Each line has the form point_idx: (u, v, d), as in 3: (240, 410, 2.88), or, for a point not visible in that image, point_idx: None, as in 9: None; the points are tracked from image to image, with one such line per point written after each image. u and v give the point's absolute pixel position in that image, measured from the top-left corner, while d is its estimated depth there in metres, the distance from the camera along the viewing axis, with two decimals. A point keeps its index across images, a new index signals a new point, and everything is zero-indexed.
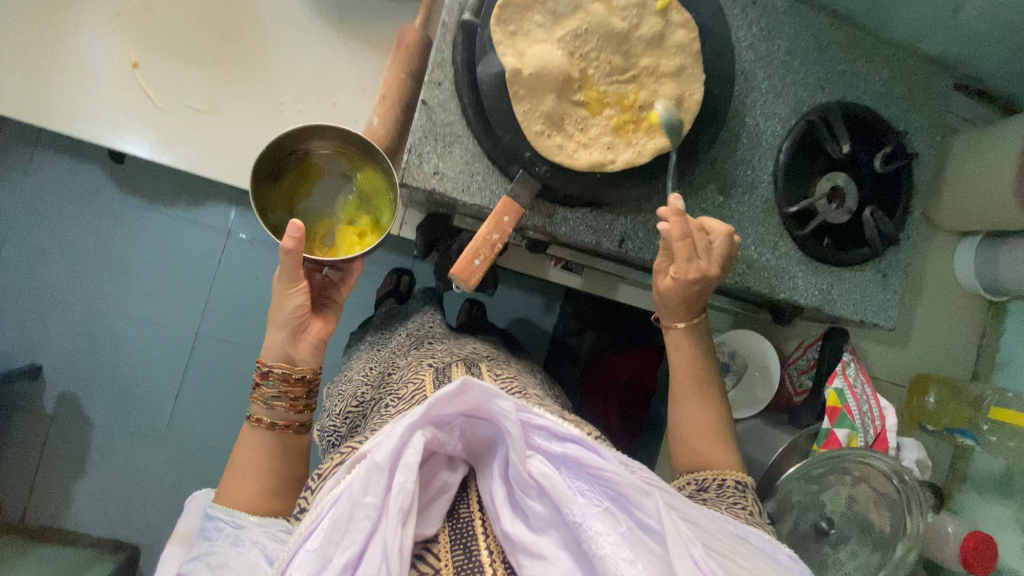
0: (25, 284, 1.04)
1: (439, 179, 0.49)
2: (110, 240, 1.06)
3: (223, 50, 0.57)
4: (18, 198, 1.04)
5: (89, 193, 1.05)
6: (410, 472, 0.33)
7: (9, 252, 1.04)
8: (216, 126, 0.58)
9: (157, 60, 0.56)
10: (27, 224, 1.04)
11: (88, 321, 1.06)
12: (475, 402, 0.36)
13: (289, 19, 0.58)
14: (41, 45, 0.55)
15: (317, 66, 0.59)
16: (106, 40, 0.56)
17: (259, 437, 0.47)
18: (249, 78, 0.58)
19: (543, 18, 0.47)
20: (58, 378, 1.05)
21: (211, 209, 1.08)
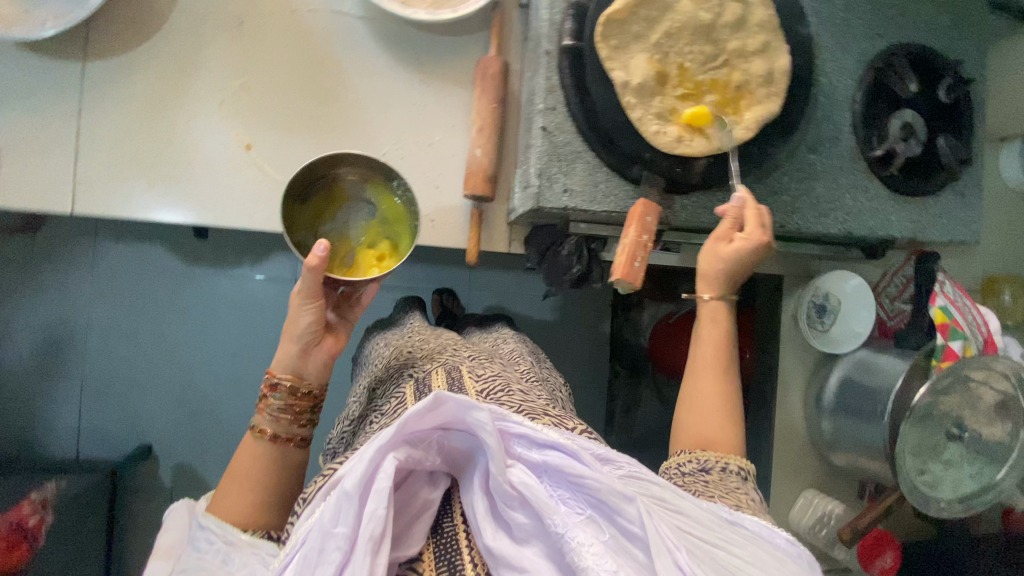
0: (117, 369, 1.08)
1: (569, 195, 0.54)
2: (187, 312, 1.09)
3: (322, 114, 0.61)
4: (92, 290, 1.07)
5: (157, 270, 1.08)
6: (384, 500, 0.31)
7: (96, 342, 1.07)
8: None
9: (266, 136, 0.60)
10: (106, 312, 1.07)
11: (185, 392, 1.10)
12: (450, 416, 0.34)
13: (375, 72, 0.61)
14: (161, 145, 0.58)
15: (408, 111, 0.62)
16: (217, 127, 0.59)
17: (258, 446, 0.44)
18: (350, 135, 0.61)
19: (640, 26, 0.51)
20: (168, 451, 1.09)
21: (275, 262, 1.11)
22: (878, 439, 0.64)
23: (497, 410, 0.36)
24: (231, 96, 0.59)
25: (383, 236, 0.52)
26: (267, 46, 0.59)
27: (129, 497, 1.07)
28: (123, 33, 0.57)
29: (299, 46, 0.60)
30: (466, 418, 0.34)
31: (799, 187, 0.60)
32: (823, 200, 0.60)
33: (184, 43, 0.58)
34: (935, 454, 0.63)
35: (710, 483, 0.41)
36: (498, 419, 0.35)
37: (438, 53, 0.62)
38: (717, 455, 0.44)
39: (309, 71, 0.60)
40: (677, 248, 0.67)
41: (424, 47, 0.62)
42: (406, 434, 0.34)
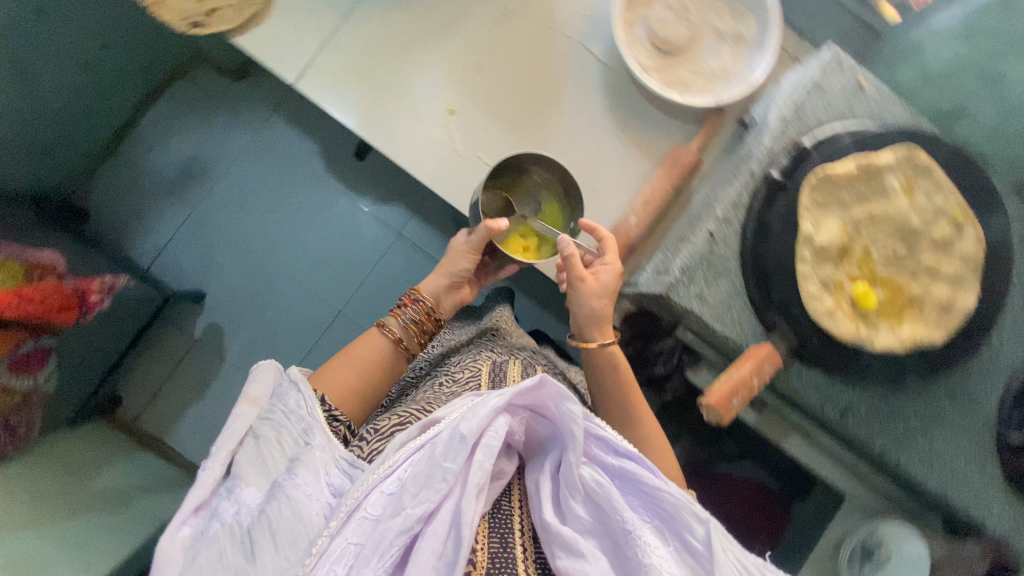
0: (224, 219, 1.17)
1: (700, 302, 0.56)
2: (302, 207, 1.18)
3: (523, 119, 0.65)
4: (247, 149, 1.18)
5: (304, 160, 1.18)
6: (490, 450, 0.38)
7: (223, 189, 1.17)
8: None
9: (470, 110, 0.65)
10: (246, 172, 1.18)
11: (259, 268, 1.17)
12: (547, 400, 0.41)
13: (586, 108, 0.65)
14: (388, 73, 0.64)
15: (593, 154, 0.65)
16: (438, 82, 0.64)
17: (376, 341, 0.59)
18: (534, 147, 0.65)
19: (848, 198, 0.54)
20: (215, 309, 1.15)
21: (395, 209, 1.18)
22: None
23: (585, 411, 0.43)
24: (463, 64, 0.64)
25: (534, 236, 0.63)
26: (505, 38, 0.65)
27: (162, 326, 1.14)
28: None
29: (530, 54, 0.65)
30: (559, 405, 0.41)
31: (919, 423, 0.57)
32: (934, 448, 0.57)
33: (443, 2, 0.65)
34: None
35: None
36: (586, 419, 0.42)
37: (652, 123, 0.66)
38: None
39: (525, 78, 0.65)
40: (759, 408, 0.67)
41: (643, 112, 0.65)
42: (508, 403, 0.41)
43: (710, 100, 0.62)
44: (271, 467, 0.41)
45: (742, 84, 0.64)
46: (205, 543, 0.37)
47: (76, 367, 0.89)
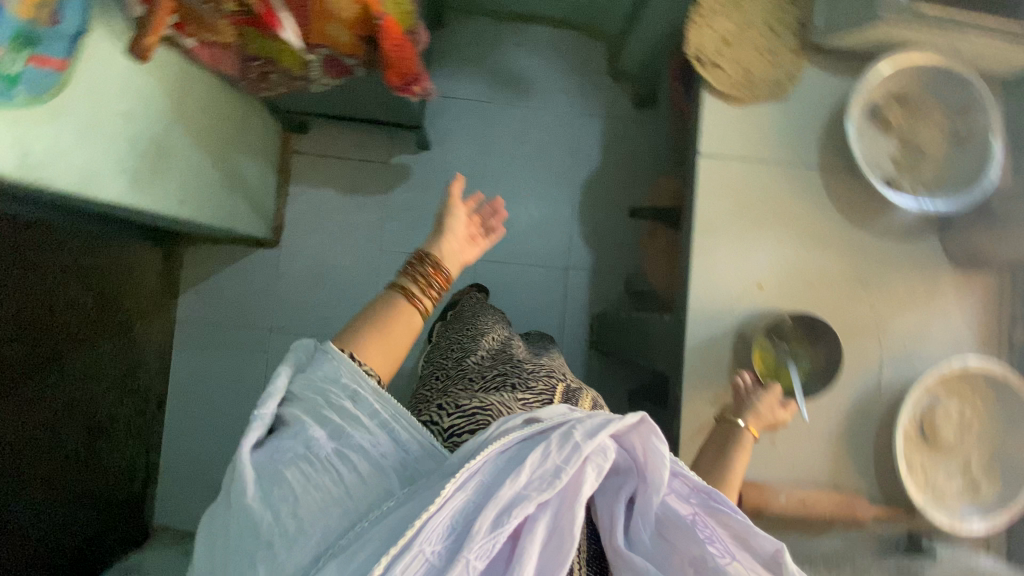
0: (496, 84, 1.16)
1: None
2: (493, 186, 1.15)
3: (807, 266, 0.63)
4: (539, 52, 1.17)
5: (522, 144, 1.16)
6: (596, 470, 0.36)
7: (507, 61, 1.16)
8: (750, 299, 0.63)
9: (764, 228, 0.63)
10: (526, 68, 1.16)
11: (460, 171, 1.15)
12: (639, 442, 0.40)
13: (869, 291, 0.64)
14: (722, 150, 0.63)
15: (847, 327, 0.63)
16: (757, 184, 0.63)
17: (397, 303, 0.48)
18: (802, 296, 0.63)
19: None
20: (430, 154, 1.14)
21: (569, 245, 1.16)
22: None
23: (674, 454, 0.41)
24: (783, 184, 0.64)
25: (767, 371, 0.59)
26: (807, 182, 0.64)
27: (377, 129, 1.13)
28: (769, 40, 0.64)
29: (820, 208, 0.64)
30: (653, 446, 0.39)
31: None
32: None
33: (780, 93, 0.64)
34: None
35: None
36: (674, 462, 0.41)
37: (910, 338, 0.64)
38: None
39: (802, 220, 0.64)
40: None
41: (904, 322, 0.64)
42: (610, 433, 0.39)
43: (963, 363, 0.61)
44: (326, 413, 0.38)
45: None
46: (277, 476, 0.34)
47: (229, 201, 0.90)
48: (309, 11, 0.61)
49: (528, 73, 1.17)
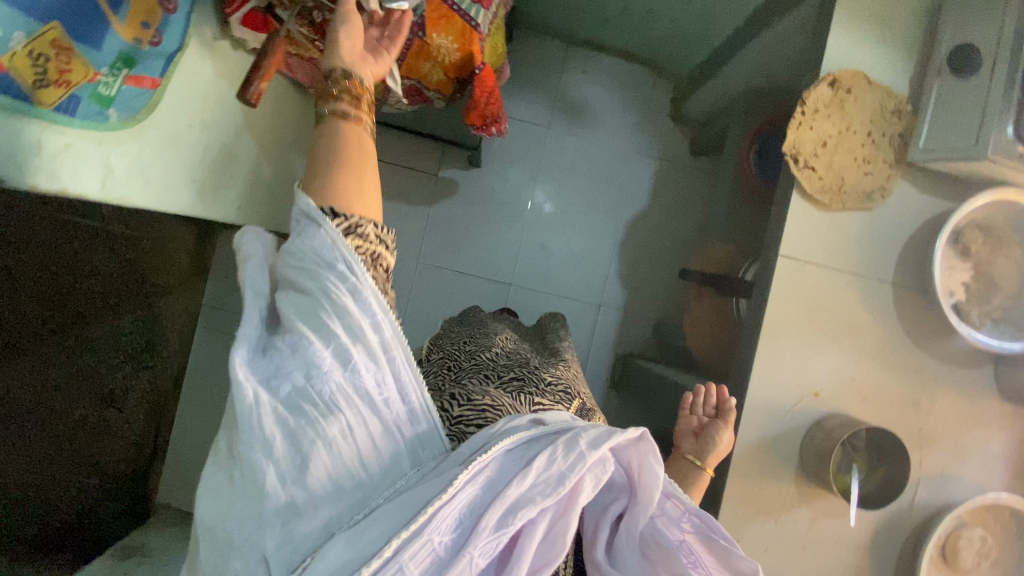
0: (556, 109, 1.14)
1: None
2: (538, 213, 1.14)
3: (863, 380, 0.64)
4: (605, 84, 1.14)
5: (574, 175, 1.15)
6: (594, 485, 0.33)
7: (571, 88, 1.14)
8: (802, 405, 0.64)
9: (829, 336, 0.64)
10: (589, 98, 1.14)
11: (507, 194, 1.13)
12: (635, 461, 0.35)
13: (917, 414, 0.65)
14: (801, 255, 0.63)
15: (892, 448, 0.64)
16: (830, 294, 0.64)
17: (336, 132, 0.37)
18: (854, 409, 0.64)
19: None
20: (480, 172, 1.12)
21: (604, 283, 1.15)
22: None
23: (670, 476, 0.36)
24: (853, 296, 0.64)
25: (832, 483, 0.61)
26: (877, 296, 0.64)
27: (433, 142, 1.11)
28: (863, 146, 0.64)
29: (885, 324, 0.65)
30: (651, 473, 0.34)
31: None
32: None
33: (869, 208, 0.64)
34: None
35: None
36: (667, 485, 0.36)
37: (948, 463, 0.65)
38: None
39: (868, 335, 0.64)
40: None
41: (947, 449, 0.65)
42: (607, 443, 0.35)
43: (998, 498, 0.62)
44: (327, 315, 0.31)
45: None
46: (286, 409, 0.29)
47: (281, 203, 0.88)
48: (408, 49, 0.59)
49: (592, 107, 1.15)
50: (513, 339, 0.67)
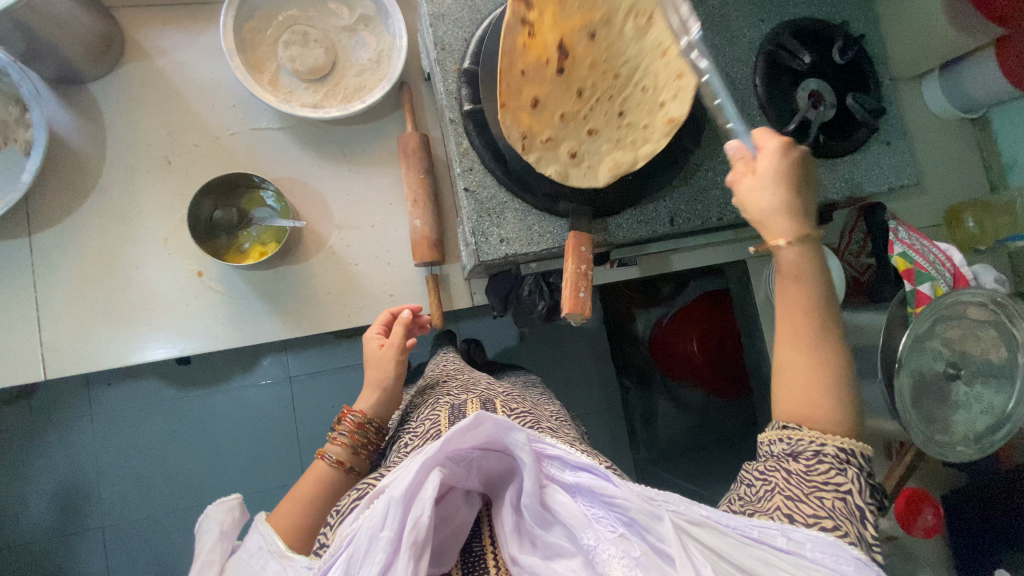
0: (126, 418, 1.70)
1: (505, 242, 0.88)
2: (192, 432, 1.72)
3: (277, 286, 1.00)
4: (105, 401, 1.69)
5: (163, 410, 1.72)
6: (431, 490, 0.56)
7: (92, 423, 1.68)
8: (289, 330, 1.01)
9: (251, 301, 0.99)
10: (88, 424, 1.68)
11: (177, 446, 1.71)
12: (485, 430, 0.59)
13: (338, 257, 1.03)
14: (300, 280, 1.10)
15: (360, 271, 1.04)
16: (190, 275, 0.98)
17: (336, 473, 0.81)
18: (334, 302, 1.02)
19: (520, 211, 0.88)
20: (146, 506, 1.68)
21: (300, 366, 1.79)
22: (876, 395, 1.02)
23: (536, 436, 0.63)
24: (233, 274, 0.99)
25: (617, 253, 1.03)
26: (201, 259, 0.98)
27: (149, 510, 1.68)
28: (307, 269, 1.01)
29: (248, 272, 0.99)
30: (503, 433, 0.59)
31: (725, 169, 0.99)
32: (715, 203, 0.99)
33: (346, 284, 1.03)
34: (933, 444, 0.96)
35: (795, 476, 0.63)
36: (537, 442, 0.63)
37: (353, 248, 1.04)
38: (834, 444, 0.64)
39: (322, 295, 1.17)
40: (635, 262, 1.15)
41: (360, 254, 1.04)
42: (449, 449, 0.59)
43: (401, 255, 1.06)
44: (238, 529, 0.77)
45: (443, 184, 1.05)
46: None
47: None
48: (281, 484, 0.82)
49: (249, 363, 1.76)
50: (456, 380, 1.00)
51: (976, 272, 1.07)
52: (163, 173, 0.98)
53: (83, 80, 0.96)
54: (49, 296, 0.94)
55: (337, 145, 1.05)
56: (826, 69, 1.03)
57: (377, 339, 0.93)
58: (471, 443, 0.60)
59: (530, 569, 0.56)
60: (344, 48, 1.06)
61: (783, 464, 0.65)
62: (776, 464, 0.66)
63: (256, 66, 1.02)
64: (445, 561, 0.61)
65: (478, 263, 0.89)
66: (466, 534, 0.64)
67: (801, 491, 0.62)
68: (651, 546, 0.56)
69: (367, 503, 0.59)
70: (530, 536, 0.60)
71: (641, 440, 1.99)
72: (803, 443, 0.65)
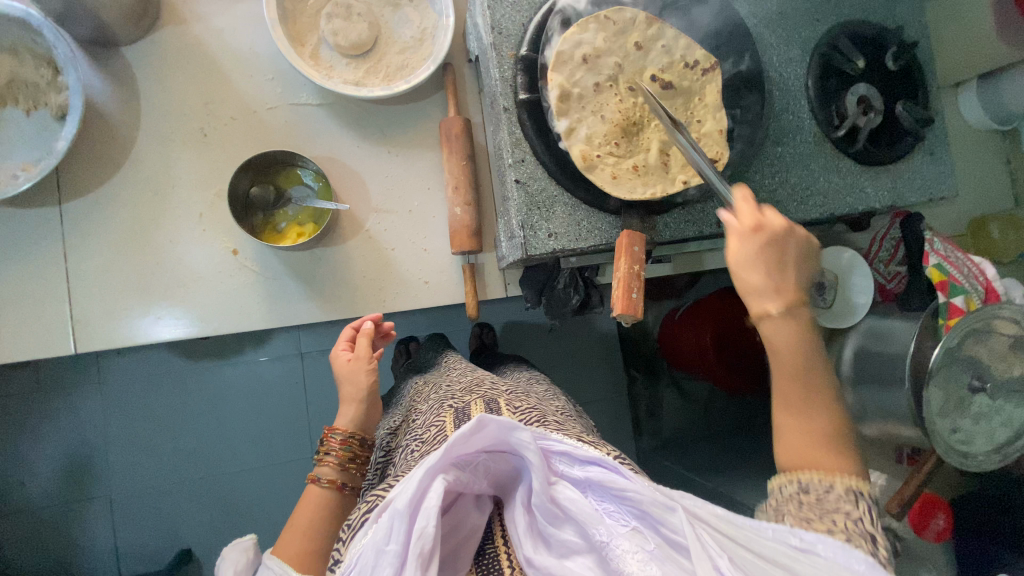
0: (135, 388, 1.68)
1: (554, 237, 0.87)
2: (201, 405, 1.71)
3: (310, 268, 0.99)
4: (114, 370, 1.67)
5: (172, 382, 1.70)
6: (437, 496, 0.56)
7: (101, 392, 1.67)
8: (322, 313, 1.00)
9: (284, 282, 0.98)
10: (96, 392, 1.66)
11: (186, 418, 1.70)
12: (490, 432, 0.59)
13: (375, 240, 1.01)
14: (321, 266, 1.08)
15: (398, 257, 1.02)
16: (219, 254, 0.96)
17: (332, 492, 0.80)
18: (370, 287, 1.01)
19: (569, 206, 0.87)
20: (153, 476, 1.68)
21: (313, 342, 1.77)
22: (899, 403, 1.04)
23: (541, 433, 0.63)
24: (265, 255, 0.97)
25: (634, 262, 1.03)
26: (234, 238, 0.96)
27: (156, 480, 1.68)
28: (343, 251, 1.00)
29: (282, 253, 0.97)
30: (507, 434, 0.59)
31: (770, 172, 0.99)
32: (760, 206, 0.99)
33: (382, 269, 1.01)
34: (956, 454, 0.98)
35: (808, 504, 0.58)
36: (542, 438, 0.62)
37: (391, 232, 1.02)
38: (845, 480, 0.58)
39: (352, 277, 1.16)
40: (669, 259, 1.15)
41: (397, 239, 1.02)
42: (452, 456, 0.59)
43: (438, 242, 1.04)
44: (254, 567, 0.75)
45: (486, 172, 1.03)
46: None
47: None
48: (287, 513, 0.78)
49: (261, 338, 1.74)
50: (464, 378, 1.01)
51: (1005, 286, 1.08)
52: (199, 146, 0.96)
53: (116, 43, 0.92)
54: (79, 268, 0.91)
55: (377, 125, 1.02)
56: (877, 72, 1.01)
57: (345, 354, 0.92)
58: (475, 446, 0.60)
59: (547, 571, 0.56)
60: (387, 23, 1.02)
61: (797, 497, 0.59)
62: (788, 479, 0.61)
63: (297, 38, 0.98)
64: (459, 566, 0.61)
65: (525, 256, 0.88)
66: (480, 536, 0.63)
67: (811, 515, 0.56)
68: (665, 538, 0.56)
69: (373, 517, 0.58)
70: (544, 534, 0.60)
71: (645, 430, 2.03)
72: (813, 480, 0.59)
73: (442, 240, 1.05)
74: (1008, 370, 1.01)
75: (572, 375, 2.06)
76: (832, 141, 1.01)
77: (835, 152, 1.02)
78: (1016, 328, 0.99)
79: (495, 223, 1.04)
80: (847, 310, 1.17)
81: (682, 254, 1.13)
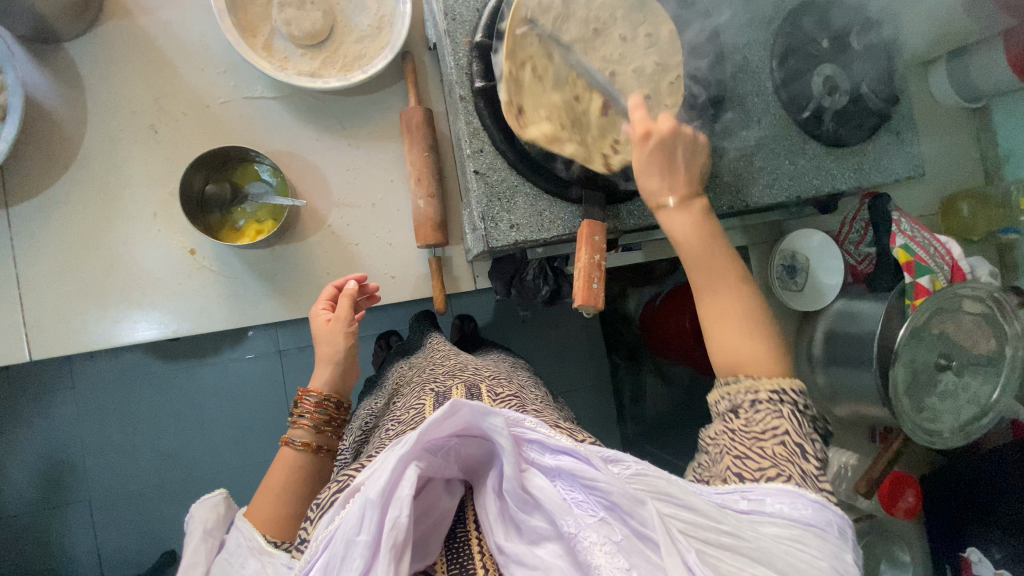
0: (109, 391, 1.66)
1: (514, 228, 0.85)
2: (178, 406, 1.69)
3: (272, 266, 0.97)
4: (87, 373, 1.64)
5: (147, 383, 1.68)
6: (409, 483, 0.55)
7: (74, 396, 1.64)
8: (286, 312, 0.98)
9: (246, 280, 0.96)
10: (69, 397, 1.64)
11: (162, 420, 1.68)
12: (465, 418, 0.58)
13: (338, 236, 0.99)
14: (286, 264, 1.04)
15: (363, 252, 1.00)
16: (180, 253, 0.94)
17: (308, 456, 0.79)
18: (335, 282, 0.99)
19: (530, 197, 0.86)
20: (132, 479, 1.66)
21: (290, 339, 1.75)
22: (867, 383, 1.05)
23: (518, 421, 0.60)
24: (224, 254, 0.95)
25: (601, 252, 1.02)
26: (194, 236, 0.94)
27: (135, 482, 1.66)
28: (304, 248, 0.98)
29: (243, 251, 0.95)
30: (485, 420, 0.57)
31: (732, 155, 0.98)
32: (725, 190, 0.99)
33: (346, 264, 1.00)
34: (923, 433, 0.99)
35: (739, 430, 0.64)
36: (517, 426, 0.60)
37: (353, 225, 1.00)
38: (767, 385, 0.65)
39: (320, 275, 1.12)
40: (639, 246, 1.14)
41: (360, 232, 1.00)
42: (425, 441, 0.57)
43: (403, 235, 1.02)
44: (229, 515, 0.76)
45: (451, 161, 1.01)
46: None
47: None
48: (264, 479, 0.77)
49: (236, 337, 1.71)
50: (434, 367, 0.99)
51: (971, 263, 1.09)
52: (152, 143, 0.93)
53: (58, 38, 0.89)
54: (32, 272, 0.89)
55: (334, 116, 0.99)
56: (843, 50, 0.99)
57: (324, 313, 0.90)
58: (448, 431, 0.59)
59: (517, 559, 0.55)
60: (343, 12, 0.99)
61: (727, 415, 0.67)
62: (720, 425, 0.67)
63: (249, 29, 0.95)
64: (430, 552, 0.59)
65: (487, 248, 0.86)
66: (450, 521, 0.62)
67: (745, 444, 0.62)
68: (634, 530, 0.55)
69: (343, 503, 0.56)
70: (514, 521, 0.58)
71: (628, 415, 2.05)
72: (740, 394, 0.66)
73: (406, 233, 1.03)
74: (973, 347, 1.01)
75: (555, 362, 2.06)
76: (798, 123, 1.01)
77: (801, 133, 1.02)
78: (982, 305, 0.99)
79: (460, 214, 1.02)
80: (817, 293, 1.18)
81: (652, 241, 1.12)
